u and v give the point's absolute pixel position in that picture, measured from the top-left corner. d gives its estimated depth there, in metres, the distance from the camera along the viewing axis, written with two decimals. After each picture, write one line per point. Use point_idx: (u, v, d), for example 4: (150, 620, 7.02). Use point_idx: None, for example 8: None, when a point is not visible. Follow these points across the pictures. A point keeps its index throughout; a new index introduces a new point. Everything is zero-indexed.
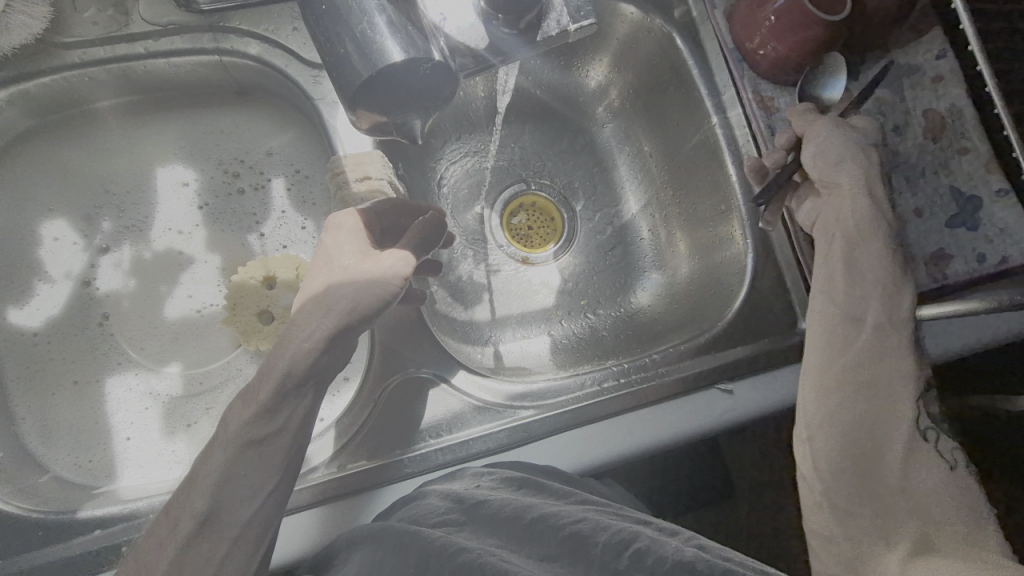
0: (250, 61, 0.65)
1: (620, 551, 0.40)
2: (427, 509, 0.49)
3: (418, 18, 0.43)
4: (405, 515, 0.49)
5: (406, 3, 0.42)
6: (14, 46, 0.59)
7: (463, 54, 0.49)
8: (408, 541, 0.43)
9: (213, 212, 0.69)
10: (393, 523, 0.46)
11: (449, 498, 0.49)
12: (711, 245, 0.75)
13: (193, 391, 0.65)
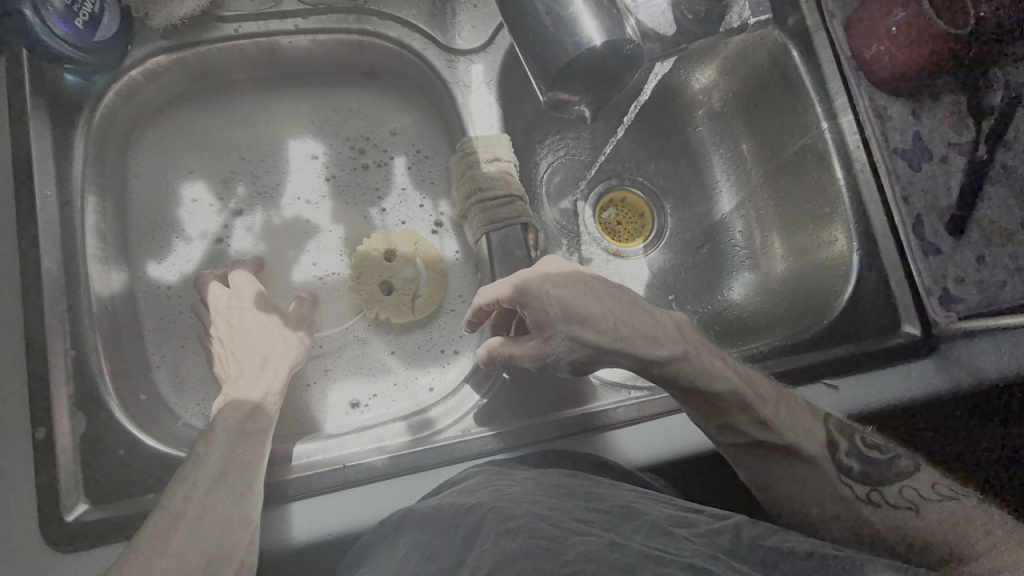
0: (388, 43, 0.68)
1: (676, 524, 0.44)
2: (475, 481, 0.52)
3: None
4: (458, 487, 0.51)
5: None
6: (183, 16, 0.62)
7: (652, 39, 0.54)
8: (460, 517, 0.45)
9: (338, 185, 0.72)
10: (446, 504, 0.48)
11: (495, 474, 0.53)
12: (810, 247, 0.77)
13: (313, 353, 0.68)
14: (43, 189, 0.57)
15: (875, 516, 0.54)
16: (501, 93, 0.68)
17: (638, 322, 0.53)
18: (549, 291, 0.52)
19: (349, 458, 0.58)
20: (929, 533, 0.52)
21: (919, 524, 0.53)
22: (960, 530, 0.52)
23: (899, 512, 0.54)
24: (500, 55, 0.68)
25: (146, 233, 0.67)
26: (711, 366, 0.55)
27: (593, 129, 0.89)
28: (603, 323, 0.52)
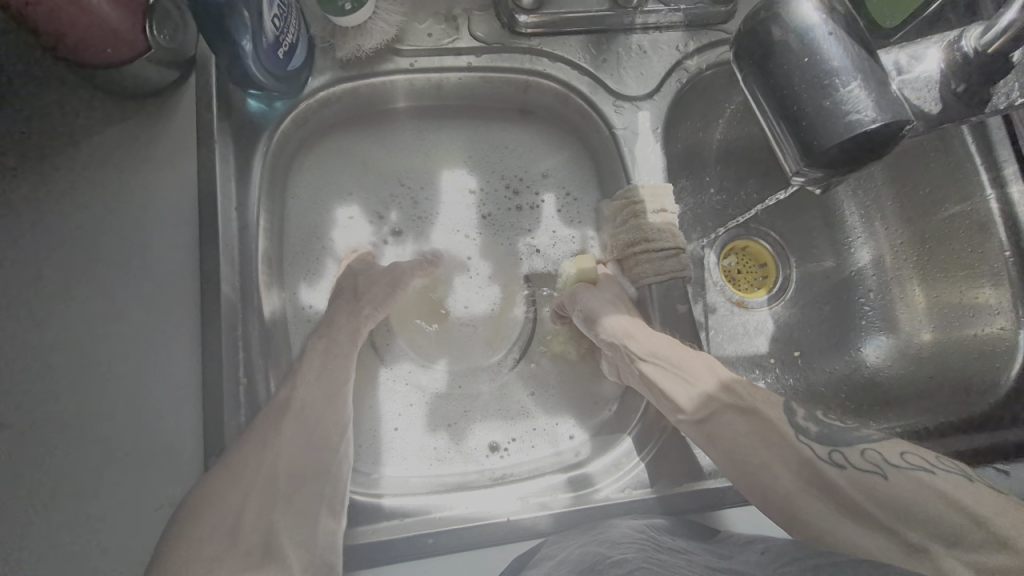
0: (556, 83, 0.67)
1: None
2: (619, 534, 0.51)
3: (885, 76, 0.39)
4: (605, 538, 0.50)
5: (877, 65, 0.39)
6: (368, 48, 0.62)
7: None
8: (606, 564, 0.45)
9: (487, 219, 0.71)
10: (589, 557, 0.47)
11: (637, 530, 0.52)
12: (957, 317, 0.75)
13: (454, 392, 0.67)
14: (226, 214, 0.59)
15: (839, 474, 0.51)
16: (666, 141, 0.67)
17: (687, 365, 0.58)
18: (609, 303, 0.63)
19: (492, 515, 0.56)
20: (904, 496, 0.48)
21: (893, 485, 0.49)
22: (939, 488, 0.48)
23: (906, 491, 0.48)
24: (666, 103, 0.67)
25: (298, 258, 0.67)
26: (752, 448, 0.54)
27: (722, 174, 0.85)
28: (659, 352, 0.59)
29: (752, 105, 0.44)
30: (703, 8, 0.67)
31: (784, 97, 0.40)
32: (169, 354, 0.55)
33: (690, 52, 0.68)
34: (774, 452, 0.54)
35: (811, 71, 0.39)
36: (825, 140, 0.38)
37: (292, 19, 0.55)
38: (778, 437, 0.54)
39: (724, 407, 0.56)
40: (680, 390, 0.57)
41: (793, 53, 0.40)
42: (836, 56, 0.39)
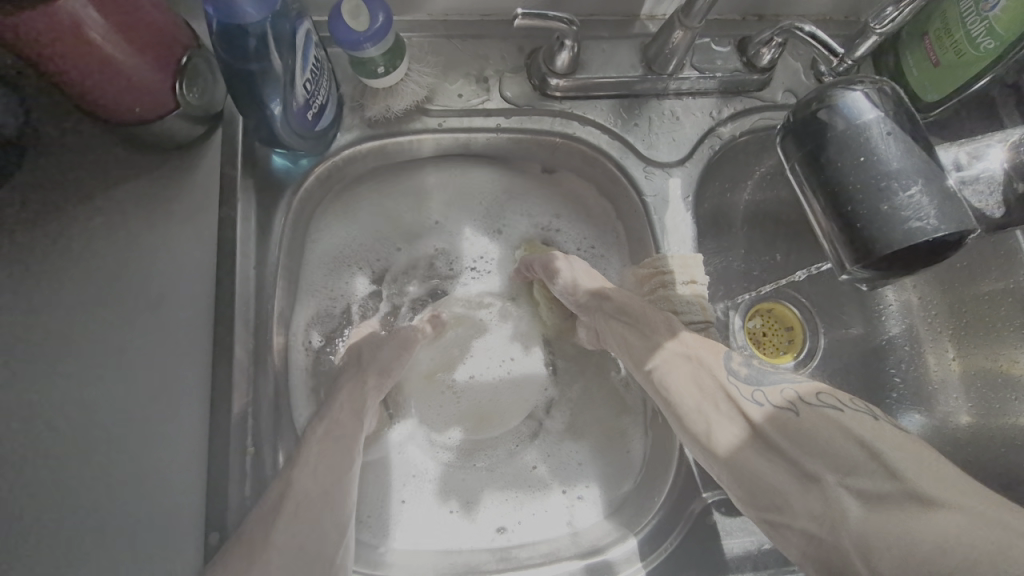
0: (586, 146, 0.65)
1: None
2: None
3: (940, 182, 0.37)
4: None
5: (934, 171, 0.37)
6: (398, 109, 0.61)
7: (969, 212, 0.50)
8: None
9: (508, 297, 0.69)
10: None
11: None
12: (995, 399, 0.72)
13: (468, 461, 0.64)
14: (244, 273, 0.58)
15: (759, 411, 0.50)
16: (696, 209, 0.65)
17: (646, 322, 0.57)
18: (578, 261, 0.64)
19: None
20: (811, 433, 0.47)
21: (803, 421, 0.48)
22: (842, 425, 0.47)
23: (817, 431, 0.47)
24: (698, 170, 0.65)
25: (314, 318, 0.66)
26: (690, 395, 0.53)
27: (749, 235, 0.82)
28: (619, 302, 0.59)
29: (801, 198, 0.41)
30: (739, 75, 0.65)
31: (838, 196, 0.38)
32: (174, 418, 0.52)
33: (723, 119, 0.66)
34: (710, 397, 0.52)
35: (868, 172, 0.37)
36: (881, 244, 0.36)
37: (322, 81, 0.55)
38: (710, 377, 0.53)
39: (669, 358, 0.55)
40: (635, 341, 0.58)
41: (848, 149, 0.38)
42: (893, 158, 0.37)
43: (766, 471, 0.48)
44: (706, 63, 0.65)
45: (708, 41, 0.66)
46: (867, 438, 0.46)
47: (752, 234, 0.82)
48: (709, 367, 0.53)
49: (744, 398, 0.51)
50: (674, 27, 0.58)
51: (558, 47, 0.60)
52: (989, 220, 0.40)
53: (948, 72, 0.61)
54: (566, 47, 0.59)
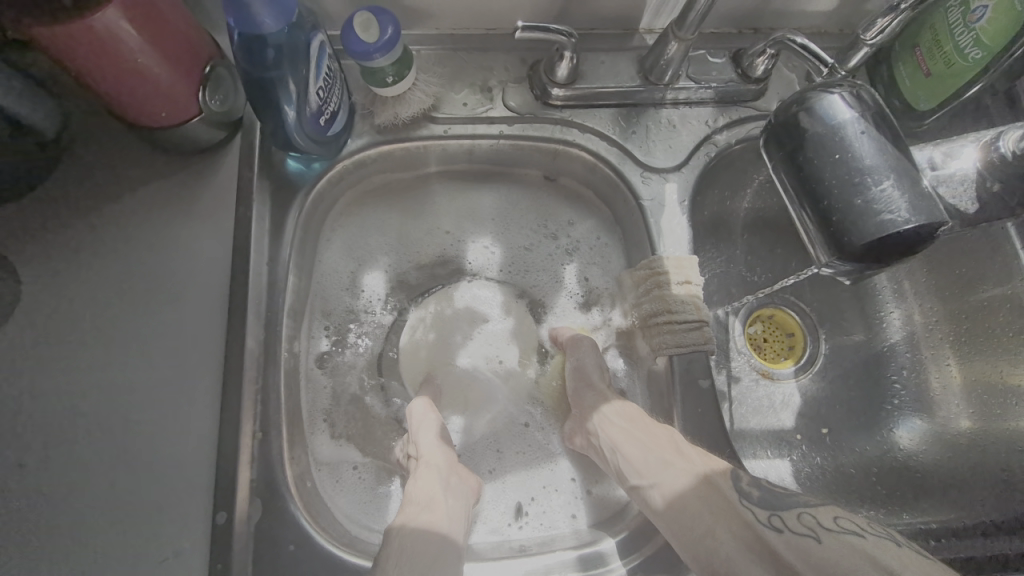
0: (585, 153, 0.68)
1: None
2: None
3: (913, 178, 0.38)
4: None
5: (908, 168, 0.39)
6: (406, 116, 0.64)
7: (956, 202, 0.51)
8: None
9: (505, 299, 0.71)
10: None
11: None
12: (998, 405, 0.71)
13: (469, 457, 0.66)
14: (257, 268, 0.60)
15: (776, 537, 0.48)
16: (692, 213, 0.67)
17: (647, 434, 0.59)
18: (579, 366, 0.66)
19: None
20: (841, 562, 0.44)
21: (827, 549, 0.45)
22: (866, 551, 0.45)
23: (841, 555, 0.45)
24: (694, 176, 0.67)
25: (325, 312, 0.68)
26: (698, 514, 0.52)
27: (749, 244, 0.82)
28: (616, 417, 0.61)
29: (783, 195, 0.43)
30: (734, 86, 0.68)
31: (816, 192, 0.40)
32: (188, 405, 0.55)
33: (719, 127, 0.69)
34: (719, 514, 0.51)
35: (843, 169, 0.39)
36: (856, 237, 0.38)
37: (335, 89, 0.58)
38: (716, 496, 0.52)
39: (674, 470, 0.55)
40: (636, 453, 0.58)
41: (825, 149, 0.40)
42: (867, 156, 0.39)
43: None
44: (702, 74, 0.68)
45: (704, 53, 0.69)
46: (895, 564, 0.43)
47: (751, 241, 0.83)
48: (717, 487, 0.53)
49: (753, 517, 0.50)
50: (668, 39, 0.61)
51: (557, 59, 0.63)
52: (964, 215, 0.43)
53: (941, 80, 0.62)
54: (566, 58, 0.63)
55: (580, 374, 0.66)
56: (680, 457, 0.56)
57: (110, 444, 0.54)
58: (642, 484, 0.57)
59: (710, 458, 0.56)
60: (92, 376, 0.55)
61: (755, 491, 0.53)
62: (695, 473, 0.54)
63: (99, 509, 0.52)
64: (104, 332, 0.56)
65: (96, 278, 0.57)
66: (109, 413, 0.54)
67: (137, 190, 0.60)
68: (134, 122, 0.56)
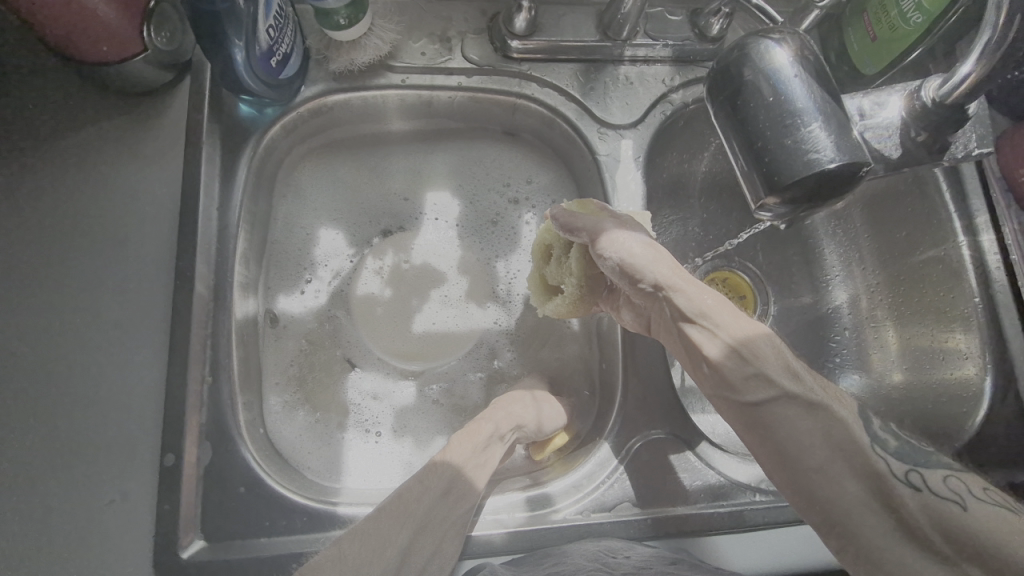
0: (543, 108, 0.68)
1: None
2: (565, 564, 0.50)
3: (837, 121, 0.40)
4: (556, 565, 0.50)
5: (835, 111, 0.40)
6: (362, 63, 0.64)
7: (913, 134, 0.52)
8: None
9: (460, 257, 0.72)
10: None
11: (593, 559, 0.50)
12: (929, 359, 0.73)
13: (424, 408, 0.66)
14: (207, 214, 0.58)
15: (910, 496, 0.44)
16: (647, 170, 0.68)
17: (750, 343, 0.50)
18: (649, 247, 0.53)
19: None
20: (981, 532, 0.41)
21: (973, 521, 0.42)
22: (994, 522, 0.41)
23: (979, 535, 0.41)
24: (650, 133, 0.68)
25: (281, 262, 0.67)
26: (815, 449, 0.46)
27: (706, 208, 0.84)
28: (717, 316, 0.51)
29: (721, 140, 0.45)
30: (690, 45, 0.69)
31: (749, 135, 0.42)
32: (138, 346, 0.55)
33: (675, 86, 0.70)
34: (832, 442, 0.46)
35: (775, 111, 0.41)
36: (786, 175, 0.40)
37: (287, 30, 0.57)
38: (831, 425, 0.47)
39: (780, 395, 0.48)
40: (736, 370, 0.49)
41: (758, 91, 0.42)
42: (797, 98, 0.40)
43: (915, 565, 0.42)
44: (660, 32, 0.69)
45: (662, 10, 0.69)
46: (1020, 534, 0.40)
47: (708, 204, 0.84)
48: (834, 421, 0.47)
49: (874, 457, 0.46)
50: None
51: (516, 9, 0.63)
52: (887, 159, 0.49)
53: (886, 46, 0.63)
54: (524, 9, 0.63)
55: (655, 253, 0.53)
56: (788, 379, 0.48)
57: (54, 388, 0.53)
58: (748, 401, 0.49)
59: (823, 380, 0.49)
60: (35, 318, 0.54)
61: (883, 437, 0.48)
62: (817, 406, 0.47)
63: (41, 450, 0.51)
64: (48, 276, 0.55)
65: (38, 221, 0.56)
66: (52, 355, 0.53)
67: (80, 132, 0.58)
68: (77, 58, 0.54)
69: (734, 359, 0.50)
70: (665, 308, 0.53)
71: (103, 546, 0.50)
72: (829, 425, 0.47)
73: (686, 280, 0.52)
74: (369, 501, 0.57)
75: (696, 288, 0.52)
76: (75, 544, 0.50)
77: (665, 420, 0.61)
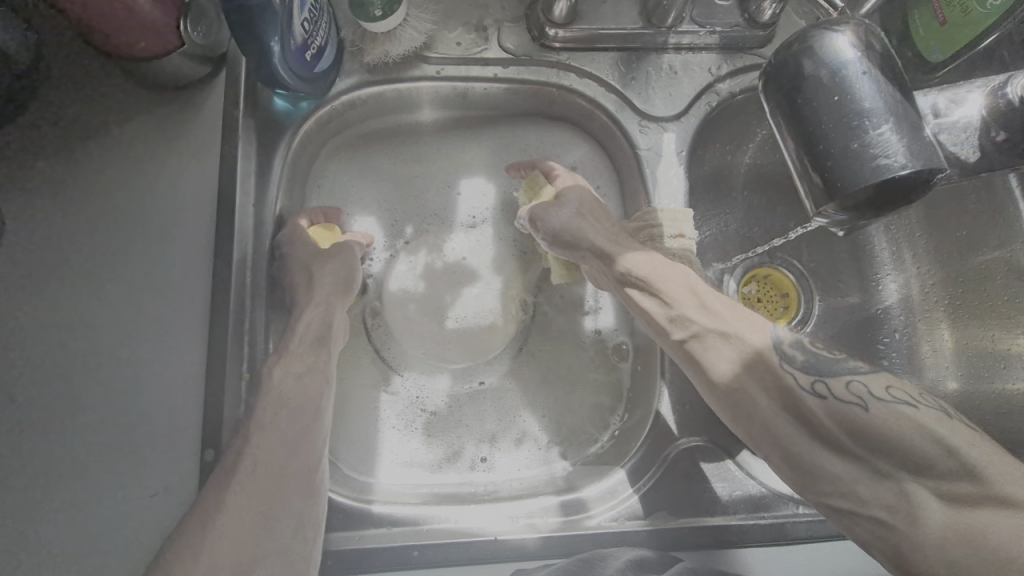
0: (582, 99, 0.66)
1: None
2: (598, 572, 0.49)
3: (909, 122, 0.37)
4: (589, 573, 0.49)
5: (905, 112, 0.37)
6: (397, 55, 0.62)
7: None
8: None
9: (493, 255, 0.70)
10: None
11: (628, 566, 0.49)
12: (988, 367, 0.69)
13: (457, 406, 0.66)
14: (243, 210, 0.58)
15: (818, 404, 0.47)
16: (690, 164, 0.65)
17: (670, 287, 0.55)
18: (582, 208, 0.60)
19: (482, 532, 0.54)
20: (890, 436, 0.44)
21: (874, 419, 0.45)
22: (909, 435, 0.44)
23: (957, 487, 0.41)
24: (694, 126, 0.65)
25: None
26: (733, 375, 0.51)
27: (749, 202, 0.79)
28: (639, 265, 0.56)
29: (776, 139, 0.43)
30: (740, 31, 0.65)
31: (805, 140, 0.40)
32: (178, 341, 0.56)
33: (722, 75, 0.66)
34: (753, 376, 0.50)
35: (840, 111, 0.38)
36: (849, 182, 0.37)
37: (322, 23, 0.56)
38: (764, 372, 0.50)
39: (703, 331, 0.52)
40: (660, 314, 0.55)
41: (822, 88, 0.39)
42: (865, 98, 0.38)
43: (857, 479, 0.44)
44: (707, 17, 0.65)
45: None
46: (970, 455, 0.42)
47: (754, 198, 0.80)
48: (766, 367, 0.50)
49: (796, 374, 0.49)
50: None
51: None
52: (964, 164, 0.46)
53: (956, 29, 0.58)
54: None
55: (587, 214, 0.60)
56: (711, 321, 0.53)
57: (98, 382, 0.54)
58: (678, 337, 0.54)
59: (740, 309, 0.54)
60: (79, 312, 0.55)
61: (798, 353, 0.51)
62: (733, 338, 0.52)
63: (87, 440, 0.53)
64: (91, 271, 0.56)
65: (81, 216, 0.57)
66: (96, 349, 0.55)
67: (120, 128, 0.59)
68: (116, 53, 0.54)
69: (660, 301, 0.55)
70: (597, 265, 0.59)
71: (146, 536, 0.52)
72: (751, 348, 0.51)
73: (605, 236, 0.59)
74: (404, 503, 0.57)
75: (623, 243, 0.58)
76: (120, 533, 0.52)
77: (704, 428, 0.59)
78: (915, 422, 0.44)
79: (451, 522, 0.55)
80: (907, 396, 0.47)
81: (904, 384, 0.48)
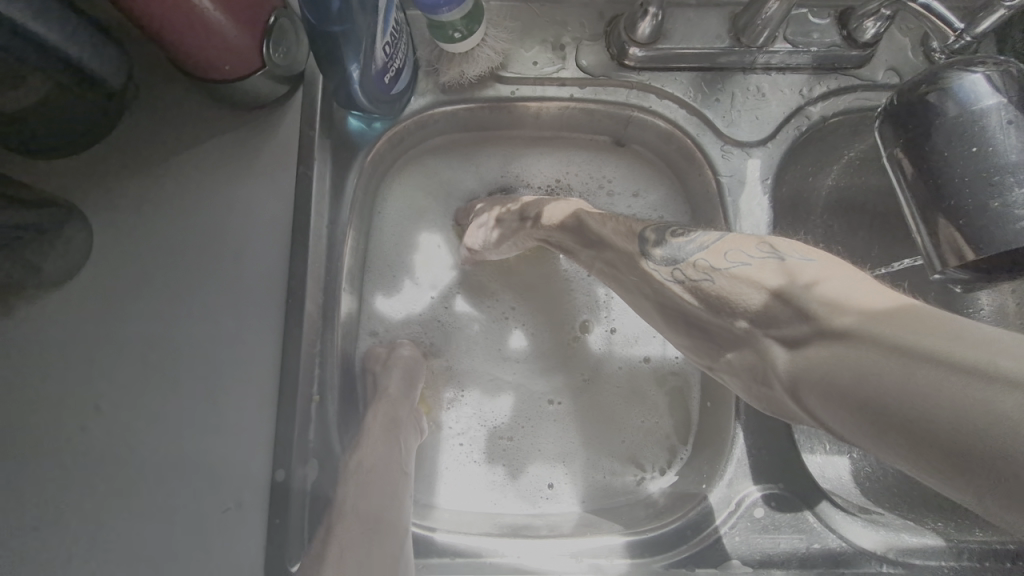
0: (660, 121, 0.63)
1: None
2: None
3: None
4: None
5: None
6: (473, 75, 0.61)
7: None
8: None
9: (546, 283, 0.69)
10: None
11: None
12: None
13: (518, 431, 0.65)
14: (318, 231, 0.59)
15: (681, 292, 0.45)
16: (775, 192, 0.61)
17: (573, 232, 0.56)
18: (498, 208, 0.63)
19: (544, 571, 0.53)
20: (731, 299, 0.41)
21: (723, 290, 0.42)
22: (747, 295, 0.40)
23: (797, 331, 0.36)
24: (780, 151, 0.61)
25: (383, 275, 0.67)
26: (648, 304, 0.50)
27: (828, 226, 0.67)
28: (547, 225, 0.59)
29: (897, 187, 0.47)
30: (836, 50, 0.60)
31: (942, 190, 0.44)
32: (251, 359, 0.56)
33: (814, 97, 0.62)
34: (670, 306, 0.47)
35: (978, 165, 0.42)
36: (990, 235, 0.42)
37: (401, 45, 0.56)
38: (651, 287, 0.48)
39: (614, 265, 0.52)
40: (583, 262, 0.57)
41: (962, 141, 0.43)
42: (1006, 152, 0.42)
43: (754, 358, 0.40)
44: (801, 35, 0.61)
45: (805, 11, 0.61)
46: (828, 305, 0.35)
47: None
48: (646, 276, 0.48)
49: (676, 280, 0.45)
50: None
51: (640, 15, 0.58)
52: None
53: None
54: (649, 15, 0.57)
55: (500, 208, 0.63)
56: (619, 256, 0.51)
57: (176, 396, 0.55)
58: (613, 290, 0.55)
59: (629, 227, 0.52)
60: (160, 327, 0.57)
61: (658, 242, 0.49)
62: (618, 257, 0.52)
63: (166, 452, 0.55)
64: (172, 287, 0.57)
65: (164, 232, 0.58)
66: (175, 363, 0.56)
67: (201, 146, 0.60)
68: (201, 76, 0.54)
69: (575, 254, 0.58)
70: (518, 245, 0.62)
71: (217, 550, 0.53)
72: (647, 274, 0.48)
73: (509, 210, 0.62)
74: (466, 531, 0.57)
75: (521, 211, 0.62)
76: (193, 545, 0.53)
77: (780, 473, 0.56)
78: (777, 282, 0.38)
79: (517, 556, 0.55)
80: (782, 252, 0.40)
81: (757, 239, 0.42)
